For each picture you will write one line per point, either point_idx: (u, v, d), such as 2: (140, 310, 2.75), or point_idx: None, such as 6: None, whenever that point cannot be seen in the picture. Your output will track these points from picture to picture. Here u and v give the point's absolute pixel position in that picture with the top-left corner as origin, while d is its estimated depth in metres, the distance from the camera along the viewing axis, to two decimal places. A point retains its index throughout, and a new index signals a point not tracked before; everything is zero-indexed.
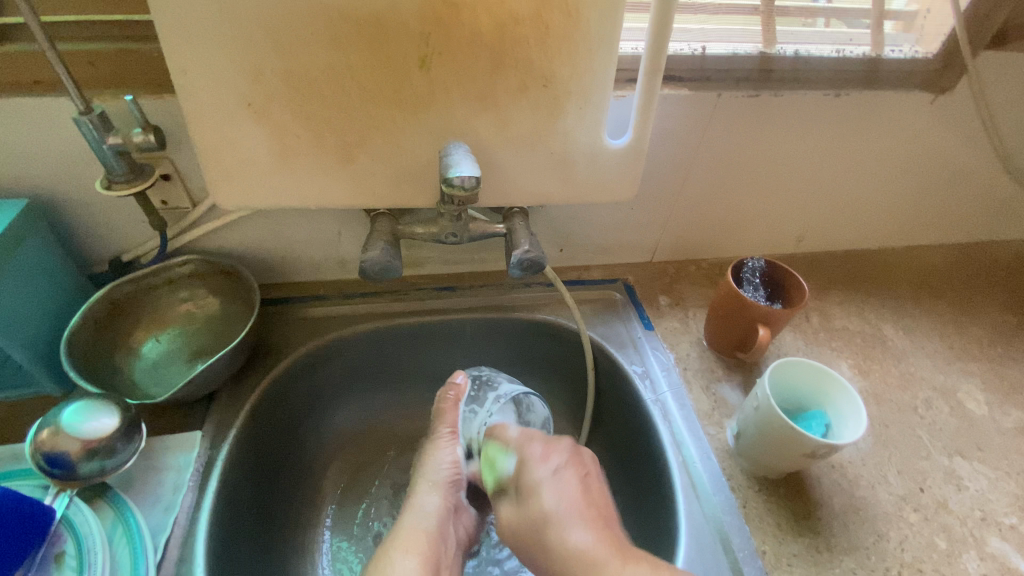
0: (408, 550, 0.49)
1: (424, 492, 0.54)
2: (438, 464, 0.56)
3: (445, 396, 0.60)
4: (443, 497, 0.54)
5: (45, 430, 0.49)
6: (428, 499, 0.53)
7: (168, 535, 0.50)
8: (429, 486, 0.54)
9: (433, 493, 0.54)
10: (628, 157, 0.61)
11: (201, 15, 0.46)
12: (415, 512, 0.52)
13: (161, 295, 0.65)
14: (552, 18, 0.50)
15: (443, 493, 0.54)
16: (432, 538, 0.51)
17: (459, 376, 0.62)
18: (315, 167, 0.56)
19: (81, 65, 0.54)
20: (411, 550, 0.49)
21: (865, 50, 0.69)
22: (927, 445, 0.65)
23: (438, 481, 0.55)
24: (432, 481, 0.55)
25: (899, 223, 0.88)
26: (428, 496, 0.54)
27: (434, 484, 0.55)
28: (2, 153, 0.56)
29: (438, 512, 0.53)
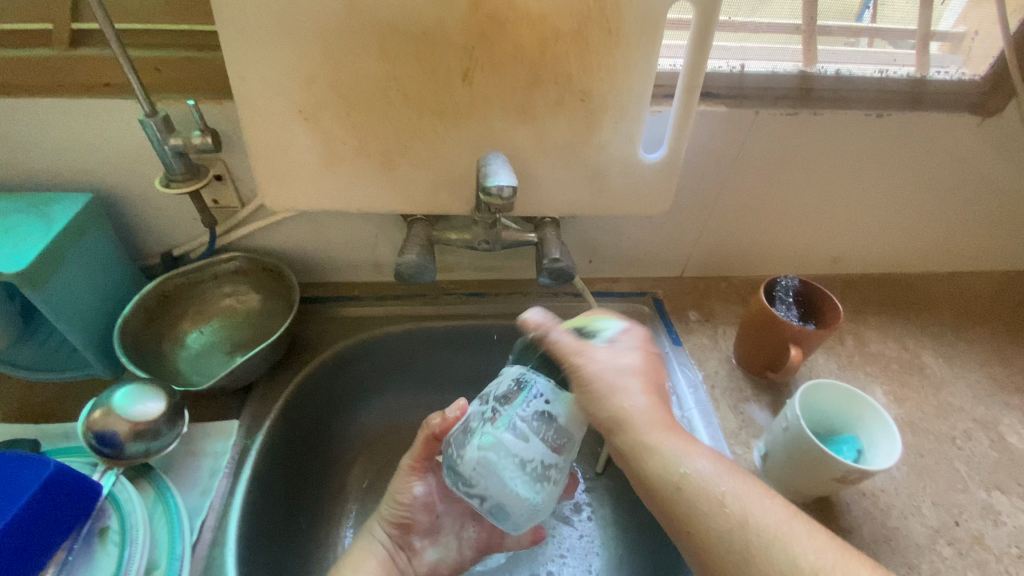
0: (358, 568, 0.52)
1: (375, 526, 0.57)
2: (395, 500, 0.57)
3: (427, 426, 0.55)
4: (390, 533, 0.57)
5: (98, 410, 0.53)
6: (376, 530, 0.56)
7: (204, 518, 0.53)
8: (378, 523, 0.57)
9: (383, 528, 0.57)
10: (662, 172, 0.62)
11: (261, 25, 0.49)
12: (366, 541, 0.55)
13: (207, 289, 0.68)
14: (592, 35, 0.51)
15: (392, 529, 0.57)
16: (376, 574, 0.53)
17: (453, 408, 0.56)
18: (357, 173, 0.58)
19: (149, 72, 0.58)
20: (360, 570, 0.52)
21: (910, 71, 0.68)
22: (964, 477, 0.62)
23: (390, 521, 0.57)
24: (387, 521, 0.57)
25: (940, 247, 0.86)
26: (378, 528, 0.57)
27: (384, 524, 0.57)
28: (73, 151, 0.61)
29: (386, 545, 0.56)
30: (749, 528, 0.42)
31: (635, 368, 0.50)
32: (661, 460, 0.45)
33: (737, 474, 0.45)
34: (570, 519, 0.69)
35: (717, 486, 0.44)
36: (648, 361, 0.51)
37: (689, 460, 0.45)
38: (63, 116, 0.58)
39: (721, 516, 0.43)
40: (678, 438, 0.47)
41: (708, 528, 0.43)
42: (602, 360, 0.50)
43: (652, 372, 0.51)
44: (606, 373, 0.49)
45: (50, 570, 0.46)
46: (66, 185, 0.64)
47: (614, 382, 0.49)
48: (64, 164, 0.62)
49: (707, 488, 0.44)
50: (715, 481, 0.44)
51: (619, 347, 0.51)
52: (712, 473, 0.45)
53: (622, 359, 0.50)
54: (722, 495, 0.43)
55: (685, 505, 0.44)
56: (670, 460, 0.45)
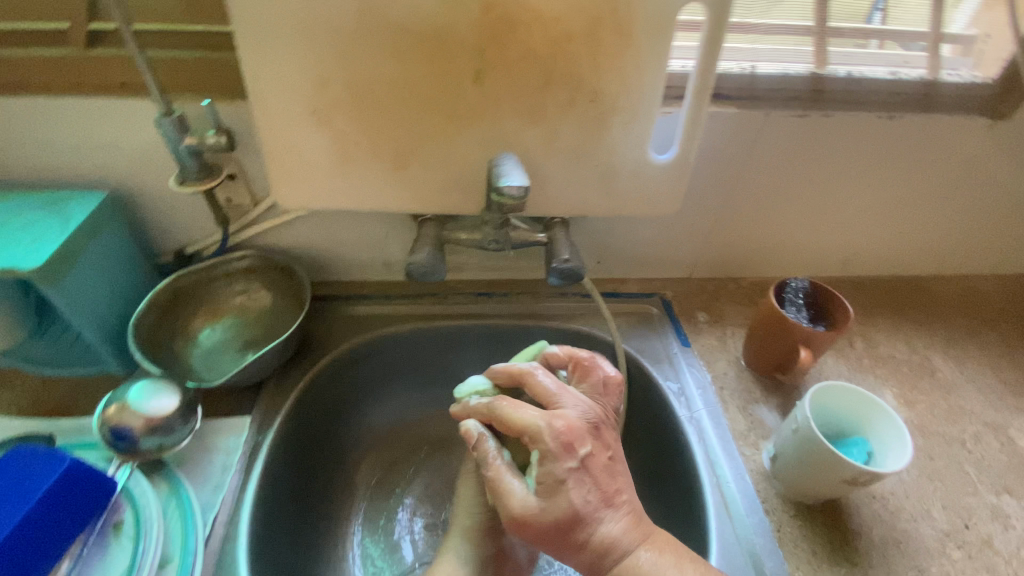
0: None
1: (459, 540, 0.53)
2: (470, 510, 0.54)
3: None
4: (482, 546, 0.52)
5: (113, 405, 0.54)
6: (461, 545, 0.53)
7: (216, 512, 0.53)
8: (459, 535, 0.53)
9: (466, 541, 0.53)
10: (672, 173, 0.62)
11: (276, 27, 0.49)
12: (450, 558, 0.52)
13: (219, 287, 0.69)
14: (604, 36, 0.51)
15: (477, 541, 0.53)
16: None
17: None
18: (369, 173, 0.59)
19: (164, 72, 0.58)
20: None
21: (922, 73, 0.67)
22: (974, 481, 0.62)
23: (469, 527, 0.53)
24: (466, 527, 0.53)
25: (951, 250, 0.85)
26: (462, 542, 0.53)
27: (466, 533, 0.53)
28: (90, 150, 0.62)
29: (475, 562, 0.52)
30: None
31: (583, 501, 0.42)
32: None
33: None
34: None
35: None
36: (596, 477, 0.43)
37: (634, 556, 0.42)
38: (80, 115, 0.59)
39: None
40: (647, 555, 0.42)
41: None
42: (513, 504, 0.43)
43: (595, 490, 0.43)
44: (560, 521, 0.42)
45: (65, 562, 0.47)
46: (82, 183, 0.65)
47: (573, 520, 0.42)
48: (80, 163, 0.63)
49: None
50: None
51: (575, 477, 0.42)
52: (660, 572, 0.42)
53: (575, 503, 0.41)
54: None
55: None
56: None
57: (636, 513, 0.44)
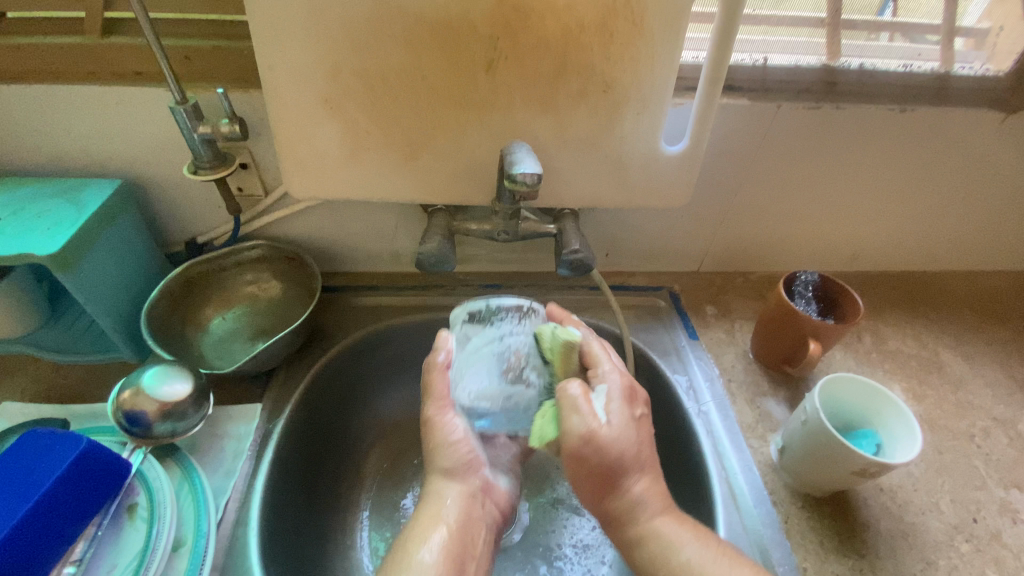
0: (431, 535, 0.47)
1: (441, 482, 0.51)
2: (448, 448, 0.51)
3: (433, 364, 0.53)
4: (462, 484, 0.51)
5: (127, 390, 0.54)
6: (445, 487, 0.51)
7: (228, 497, 0.54)
8: (444, 476, 0.51)
9: (449, 482, 0.51)
10: (683, 165, 0.62)
11: (290, 15, 0.50)
12: (436, 499, 0.50)
13: (229, 276, 0.70)
14: (617, 26, 0.51)
15: (460, 481, 0.51)
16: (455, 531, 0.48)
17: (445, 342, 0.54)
18: (380, 162, 0.59)
19: (179, 60, 0.59)
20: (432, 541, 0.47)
21: (934, 66, 0.68)
22: (983, 475, 0.62)
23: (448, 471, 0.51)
24: (447, 470, 0.51)
25: (961, 246, 0.85)
26: (446, 484, 0.51)
27: (449, 475, 0.51)
28: (104, 139, 0.62)
29: (459, 500, 0.50)
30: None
31: (634, 448, 0.48)
32: (657, 549, 0.45)
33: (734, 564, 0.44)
34: (582, 510, 0.69)
35: (704, 571, 0.44)
36: (646, 435, 0.49)
37: (661, 525, 0.46)
38: (96, 104, 0.60)
39: None
40: (674, 523, 0.47)
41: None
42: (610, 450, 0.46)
43: (644, 446, 0.49)
44: (615, 454, 0.47)
45: (79, 544, 0.47)
46: (96, 172, 0.65)
47: (619, 461, 0.47)
48: (94, 151, 0.63)
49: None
50: (704, 568, 0.44)
51: (632, 420, 0.49)
52: (701, 559, 0.44)
53: (625, 444, 0.47)
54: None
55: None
56: (661, 551, 0.45)
57: (665, 490, 0.49)
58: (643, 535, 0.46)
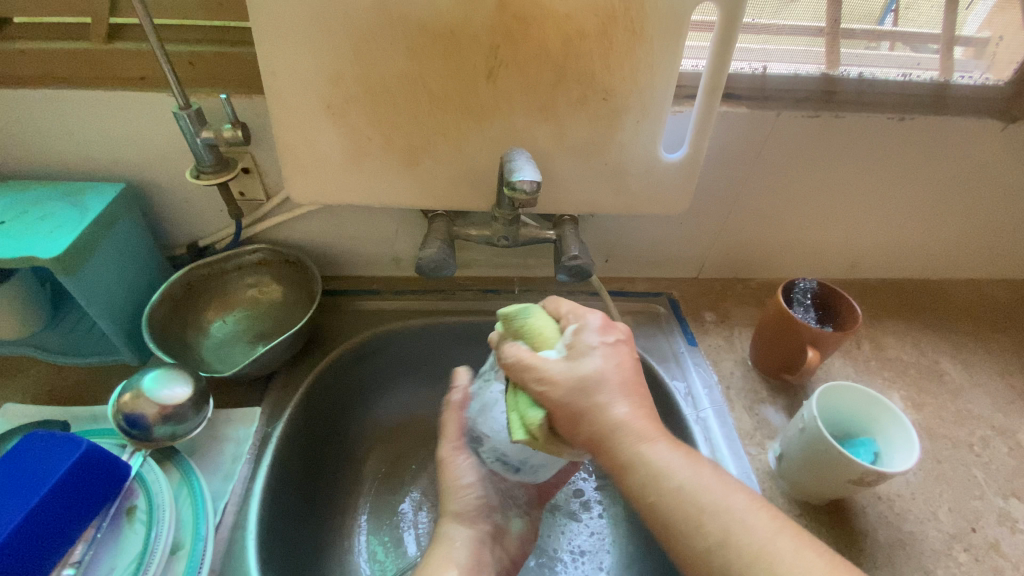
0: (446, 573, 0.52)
1: (453, 525, 0.55)
2: (455, 485, 0.56)
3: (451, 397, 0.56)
4: (472, 527, 0.56)
5: (127, 393, 0.55)
6: (456, 529, 0.55)
7: (226, 501, 0.54)
8: (453, 519, 0.55)
9: (460, 525, 0.55)
10: (682, 172, 0.62)
11: (293, 23, 0.50)
12: (446, 544, 0.54)
13: (230, 280, 0.70)
14: (616, 35, 0.52)
15: (470, 523, 0.56)
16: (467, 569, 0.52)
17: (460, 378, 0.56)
18: (381, 168, 0.60)
19: (183, 66, 0.59)
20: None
21: (933, 75, 0.68)
22: (981, 484, 0.62)
23: (460, 514, 0.55)
24: (458, 513, 0.55)
25: (961, 254, 0.85)
26: (456, 527, 0.55)
27: (458, 517, 0.56)
28: (107, 143, 0.63)
29: (469, 542, 0.55)
30: (722, 538, 0.37)
31: (609, 373, 0.43)
32: (645, 472, 0.40)
33: (727, 492, 0.39)
34: (579, 516, 0.69)
35: (697, 487, 0.39)
36: (626, 358, 0.44)
37: (656, 451, 0.40)
38: (100, 108, 0.60)
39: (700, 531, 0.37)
40: (665, 445, 0.41)
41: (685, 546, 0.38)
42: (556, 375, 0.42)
43: (624, 371, 0.43)
44: (582, 380, 0.42)
45: (79, 546, 0.47)
46: (99, 175, 0.66)
47: (590, 390, 0.42)
48: (97, 155, 0.64)
49: (688, 504, 0.38)
50: (694, 485, 0.39)
51: (600, 350, 0.44)
52: (687, 470, 0.40)
53: (596, 366, 0.42)
54: (702, 513, 0.38)
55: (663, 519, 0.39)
56: (653, 474, 0.40)
57: (654, 411, 0.43)
58: (634, 457, 0.40)
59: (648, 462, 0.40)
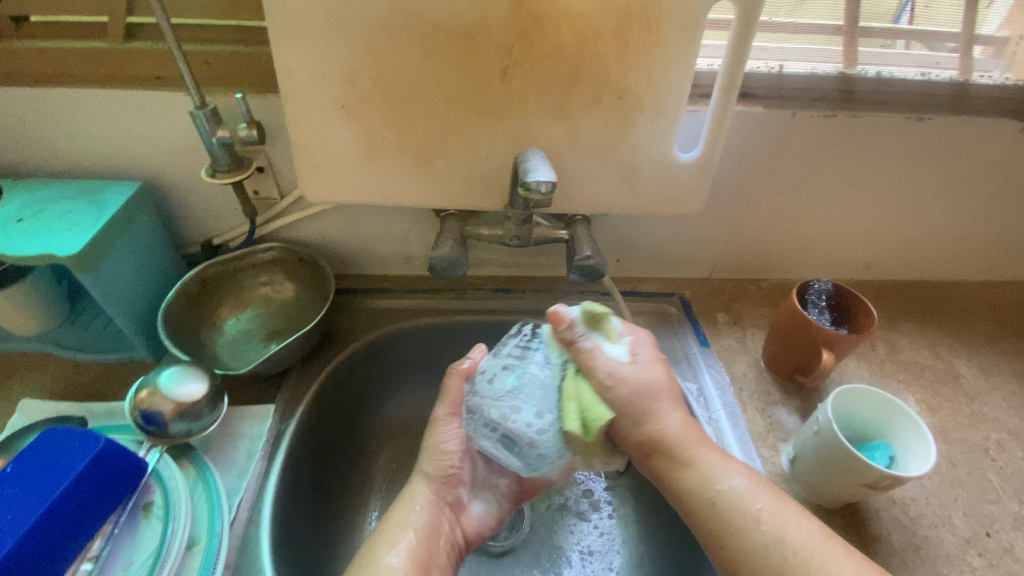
0: (393, 547, 0.51)
1: (419, 484, 0.57)
2: (437, 449, 0.57)
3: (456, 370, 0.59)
4: (433, 491, 0.57)
5: (144, 390, 0.55)
6: (419, 489, 0.56)
7: (241, 497, 0.55)
8: (422, 478, 0.57)
9: (425, 486, 0.57)
10: (696, 172, 0.62)
11: (310, 22, 0.50)
12: (407, 505, 0.55)
13: (244, 278, 0.70)
14: (632, 34, 0.52)
15: (433, 489, 0.57)
16: (420, 537, 0.53)
17: (476, 352, 0.61)
18: (395, 167, 0.60)
19: (199, 65, 0.60)
20: (398, 547, 0.51)
21: (952, 74, 0.67)
22: (997, 489, 0.61)
23: (431, 475, 0.57)
24: (427, 473, 0.57)
25: (978, 255, 0.84)
26: (421, 489, 0.57)
27: (427, 480, 0.57)
28: (124, 141, 0.63)
29: (429, 506, 0.55)
30: (774, 551, 0.42)
31: (665, 382, 0.50)
32: (699, 472, 0.46)
33: (776, 495, 0.45)
34: (588, 515, 0.69)
35: (749, 504, 0.44)
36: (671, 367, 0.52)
37: (703, 460, 0.47)
38: (117, 107, 0.61)
39: (756, 532, 0.43)
40: (717, 451, 0.48)
41: (743, 544, 0.43)
42: (633, 380, 0.48)
43: (675, 379, 0.52)
44: (645, 387, 0.49)
45: (97, 541, 0.48)
46: (116, 174, 0.66)
47: (653, 398, 0.48)
48: (113, 153, 0.64)
49: (742, 509, 0.44)
50: (750, 499, 0.45)
51: (650, 361, 0.51)
52: (747, 493, 0.45)
53: (649, 378, 0.49)
54: (757, 513, 0.44)
55: (721, 520, 0.44)
56: (709, 478, 0.46)
57: (693, 417, 0.50)
58: (689, 462, 0.47)
59: (697, 463, 0.47)
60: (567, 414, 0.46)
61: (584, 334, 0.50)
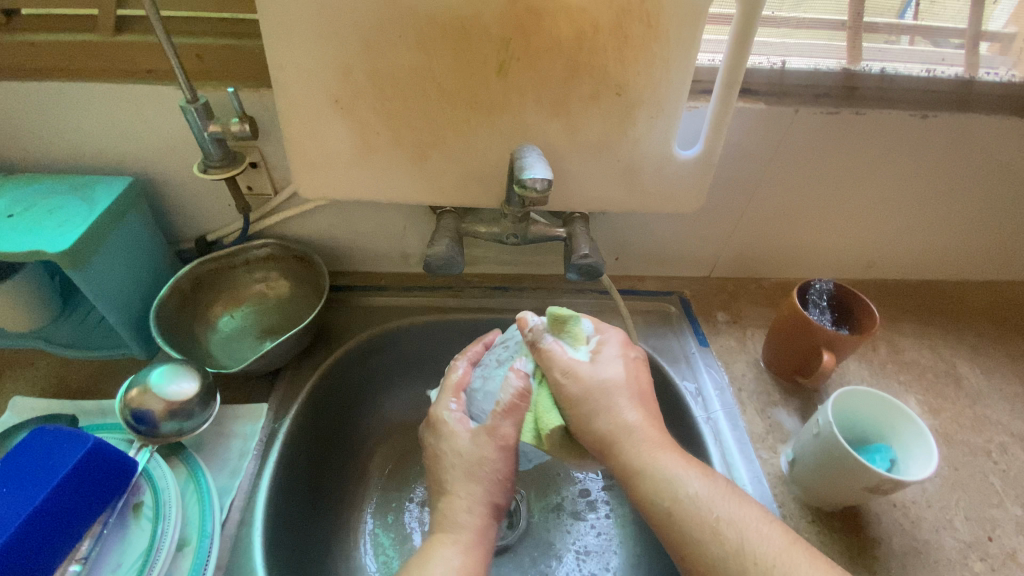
0: (448, 565, 0.44)
1: (455, 495, 0.48)
2: (464, 457, 0.49)
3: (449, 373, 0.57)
4: (479, 506, 0.48)
5: (135, 388, 0.55)
6: (461, 507, 0.48)
7: (233, 497, 0.54)
8: (461, 489, 0.48)
9: (473, 504, 0.48)
10: (696, 170, 0.61)
11: (301, 16, 0.49)
12: (453, 523, 0.47)
13: (238, 274, 0.70)
14: (632, 29, 0.50)
15: (483, 500, 0.48)
16: (473, 553, 0.45)
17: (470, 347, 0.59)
18: (390, 164, 0.59)
19: (191, 59, 0.59)
20: (454, 565, 0.44)
21: (958, 70, 0.66)
22: (999, 492, 0.60)
23: (480, 486, 0.48)
24: (461, 483, 0.49)
25: (982, 255, 0.83)
26: (461, 497, 0.48)
27: (478, 496, 0.48)
28: (115, 136, 0.63)
29: (478, 524, 0.47)
30: (738, 556, 0.41)
31: (623, 382, 0.51)
32: (658, 477, 0.46)
33: (736, 498, 0.45)
34: (584, 516, 0.69)
35: (712, 507, 0.44)
36: (641, 373, 0.53)
37: (661, 457, 0.47)
38: (108, 101, 0.60)
39: (717, 540, 0.42)
40: (675, 456, 0.48)
41: (699, 552, 0.43)
42: (592, 378, 0.51)
43: (639, 381, 0.53)
44: (601, 387, 0.50)
45: (85, 542, 0.47)
46: (108, 169, 0.65)
47: (608, 397, 0.50)
48: (105, 148, 0.63)
49: (702, 513, 0.44)
50: (711, 502, 0.44)
51: (615, 360, 0.53)
52: (710, 493, 0.45)
53: (611, 377, 0.51)
54: (716, 520, 0.43)
55: (677, 526, 0.44)
56: (667, 484, 0.46)
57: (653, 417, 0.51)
58: (647, 465, 0.47)
59: (654, 464, 0.47)
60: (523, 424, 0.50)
61: (549, 338, 0.54)
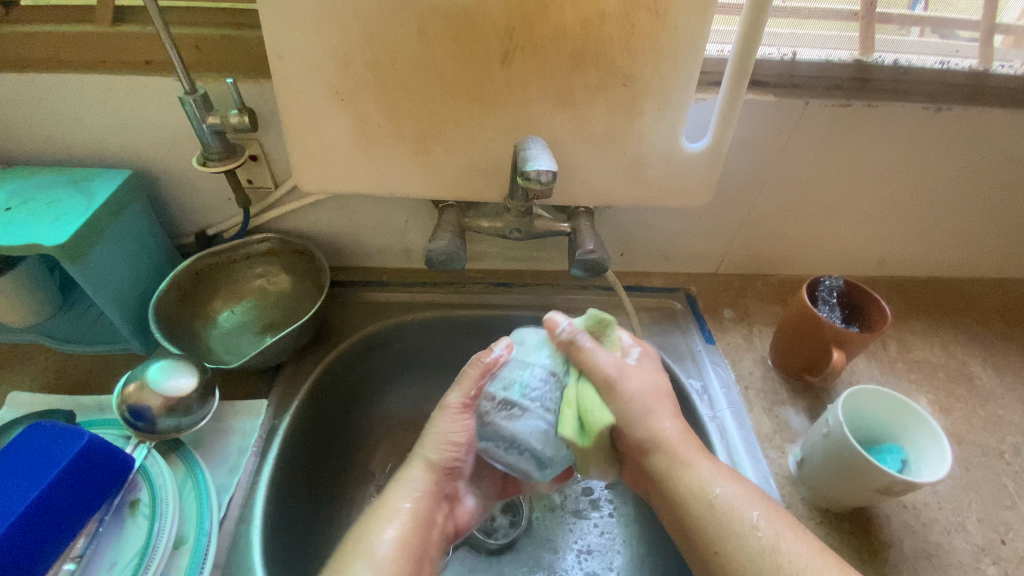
0: (390, 524, 0.46)
1: (415, 469, 0.50)
2: (439, 439, 0.50)
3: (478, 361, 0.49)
4: (433, 478, 0.50)
5: (132, 384, 0.54)
6: (417, 475, 0.50)
7: (231, 494, 0.53)
8: (421, 462, 0.50)
9: (423, 474, 0.50)
10: (704, 164, 0.59)
11: (302, 5, 0.48)
12: (403, 489, 0.49)
13: (238, 269, 0.69)
14: (639, 17, 0.49)
15: (434, 476, 0.50)
16: (414, 524, 0.47)
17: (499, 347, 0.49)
18: (391, 156, 0.58)
19: (189, 49, 0.58)
20: (394, 530, 0.46)
21: (972, 63, 0.65)
22: (1012, 494, 0.59)
23: (433, 462, 0.50)
24: (432, 460, 0.50)
25: (994, 252, 0.82)
26: (419, 474, 0.50)
27: (428, 466, 0.50)
28: (114, 129, 0.62)
29: (424, 495, 0.49)
30: (763, 557, 0.43)
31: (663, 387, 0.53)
32: (697, 479, 0.48)
33: (768, 505, 0.47)
34: (587, 514, 0.68)
35: (743, 513, 0.46)
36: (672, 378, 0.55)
37: (695, 467, 0.49)
38: (106, 93, 0.59)
39: (754, 539, 0.44)
40: (710, 463, 0.49)
41: (733, 549, 0.44)
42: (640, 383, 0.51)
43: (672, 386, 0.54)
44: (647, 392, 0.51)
45: (80, 540, 0.47)
46: (106, 162, 0.65)
47: (652, 404, 0.51)
48: (104, 141, 0.63)
49: (736, 514, 0.46)
50: (744, 507, 0.46)
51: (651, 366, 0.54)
52: (737, 499, 0.47)
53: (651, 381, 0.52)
54: (751, 528, 0.45)
55: (714, 523, 0.46)
56: (701, 486, 0.47)
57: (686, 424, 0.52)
58: (685, 468, 0.49)
59: (692, 467, 0.49)
60: (566, 419, 0.44)
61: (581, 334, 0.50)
